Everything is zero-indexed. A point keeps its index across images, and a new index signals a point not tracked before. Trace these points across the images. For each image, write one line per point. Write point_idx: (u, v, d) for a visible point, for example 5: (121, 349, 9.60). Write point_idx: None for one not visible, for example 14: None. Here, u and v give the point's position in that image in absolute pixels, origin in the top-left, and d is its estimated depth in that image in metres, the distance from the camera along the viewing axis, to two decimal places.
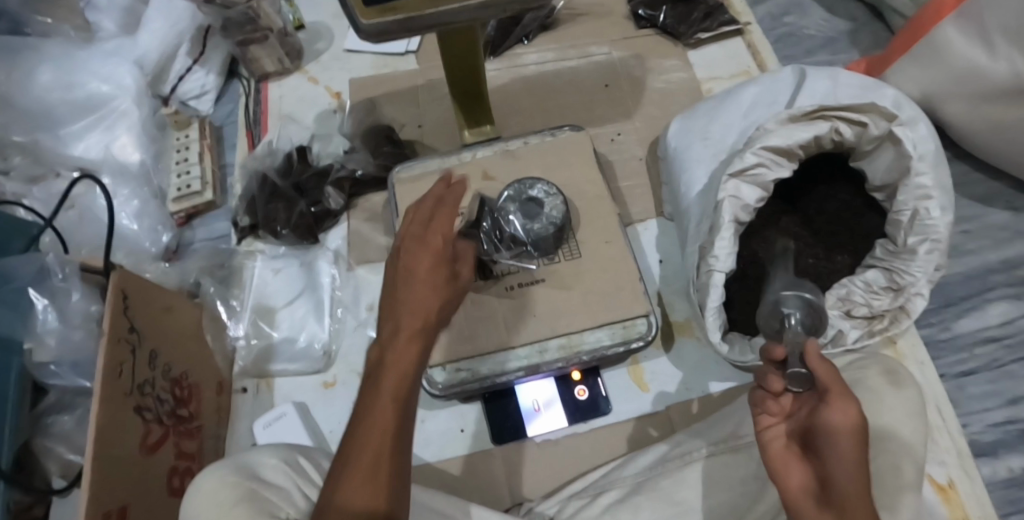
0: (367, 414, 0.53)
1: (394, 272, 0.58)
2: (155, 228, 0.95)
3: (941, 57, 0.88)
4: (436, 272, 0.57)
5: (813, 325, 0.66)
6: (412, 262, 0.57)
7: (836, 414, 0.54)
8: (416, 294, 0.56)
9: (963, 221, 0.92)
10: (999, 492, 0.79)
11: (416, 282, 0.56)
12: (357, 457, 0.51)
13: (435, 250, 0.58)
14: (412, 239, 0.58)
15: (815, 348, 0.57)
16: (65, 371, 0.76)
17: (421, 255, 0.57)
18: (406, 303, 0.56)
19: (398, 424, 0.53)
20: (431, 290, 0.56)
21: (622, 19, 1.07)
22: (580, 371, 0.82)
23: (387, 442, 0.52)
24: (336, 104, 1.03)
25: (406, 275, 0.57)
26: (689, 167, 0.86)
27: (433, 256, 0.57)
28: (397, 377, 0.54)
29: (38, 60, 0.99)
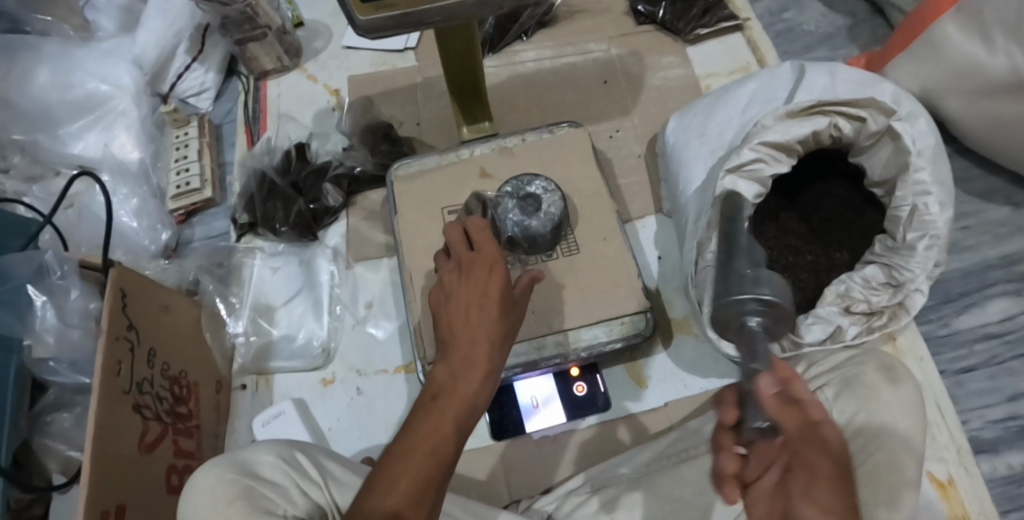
0: (422, 433, 0.55)
1: (451, 293, 0.61)
2: (154, 227, 0.94)
3: (940, 53, 0.87)
4: (499, 298, 0.60)
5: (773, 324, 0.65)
6: (480, 286, 0.60)
7: (805, 457, 0.52)
8: (480, 319, 0.59)
9: (963, 217, 0.91)
10: (999, 489, 0.78)
11: (481, 309, 0.59)
12: (401, 472, 0.53)
13: (497, 274, 0.61)
14: (474, 262, 0.62)
15: (768, 390, 0.55)
16: (65, 369, 0.76)
17: (485, 278, 0.61)
18: (471, 332, 0.58)
19: (452, 444, 0.55)
20: (494, 316, 0.59)
21: (620, 16, 1.06)
22: (579, 367, 0.82)
23: (433, 463, 0.53)
24: (335, 102, 1.03)
25: (472, 301, 0.60)
26: (688, 163, 0.85)
27: (497, 280, 0.61)
28: (459, 404, 0.56)
29: (36, 61, 1.00)
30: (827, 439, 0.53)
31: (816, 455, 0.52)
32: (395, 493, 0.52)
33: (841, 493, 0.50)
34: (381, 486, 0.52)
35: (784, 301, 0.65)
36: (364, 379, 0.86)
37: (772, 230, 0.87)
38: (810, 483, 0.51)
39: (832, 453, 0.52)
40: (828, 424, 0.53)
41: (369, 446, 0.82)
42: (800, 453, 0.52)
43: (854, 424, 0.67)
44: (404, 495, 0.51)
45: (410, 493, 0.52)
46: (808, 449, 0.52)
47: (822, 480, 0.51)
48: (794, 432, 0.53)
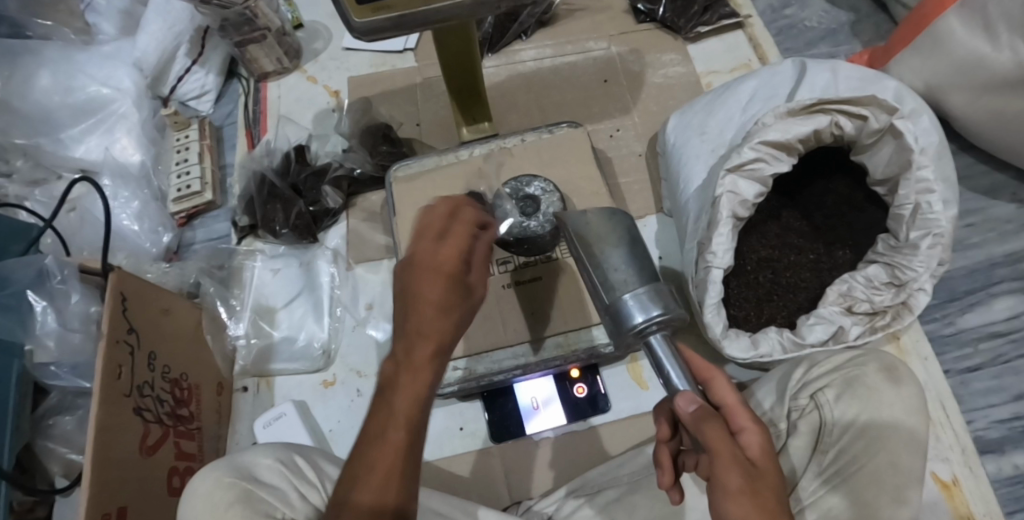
0: (375, 432, 0.52)
1: (396, 284, 0.54)
2: (155, 229, 0.95)
3: (944, 48, 0.86)
4: (449, 290, 0.53)
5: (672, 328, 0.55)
6: (424, 280, 0.53)
7: (727, 477, 0.50)
8: (425, 312, 0.52)
9: (968, 214, 0.90)
10: (1004, 490, 0.77)
11: (426, 304, 0.53)
12: (363, 471, 0.51)
13: (447, 266, 0.54)
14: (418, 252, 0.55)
15: (684, 406, 0.52)
16: (65, 373, 0.77)
17: (428, 267, 0.54)
18: (416, 328, 0.52)
19: (408, 441, 0.52)
20: (438, 313, 0.52)
21: (620, 14, 1.05)
22: (579, 368, 0.81)
23: (394, 454, 0.51)
24: (334, 103, 1.03)
25: (415, 296, 0.53)
26: (688, 162, 0.85)
27: (442, 273, 0.54)
28: (408, 403, 0.51)
29: (38, 65, 1.00)
30: (746, 447, 0.53)
31: (734, 465, 0.50)
32: (362, 487, 0.51)
33: (760, 503, 0.49)
34: (349, 484, 0.51)
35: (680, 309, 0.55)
36: (365, 381, 0.86)
37: (773, 229, 0.86)
38: (726, 495, 0.50)
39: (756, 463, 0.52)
40: (752, 430, 0.53)
41: None
42: (718, 466, 0.51)
43: (855, 425, 0.66)
44: (371, 489, 0.50)
45: (378, 489, 0.50)
46: (728, 462, 0.50)
47: (737, 494, 0.50)
48: (715, 446, 0.51)
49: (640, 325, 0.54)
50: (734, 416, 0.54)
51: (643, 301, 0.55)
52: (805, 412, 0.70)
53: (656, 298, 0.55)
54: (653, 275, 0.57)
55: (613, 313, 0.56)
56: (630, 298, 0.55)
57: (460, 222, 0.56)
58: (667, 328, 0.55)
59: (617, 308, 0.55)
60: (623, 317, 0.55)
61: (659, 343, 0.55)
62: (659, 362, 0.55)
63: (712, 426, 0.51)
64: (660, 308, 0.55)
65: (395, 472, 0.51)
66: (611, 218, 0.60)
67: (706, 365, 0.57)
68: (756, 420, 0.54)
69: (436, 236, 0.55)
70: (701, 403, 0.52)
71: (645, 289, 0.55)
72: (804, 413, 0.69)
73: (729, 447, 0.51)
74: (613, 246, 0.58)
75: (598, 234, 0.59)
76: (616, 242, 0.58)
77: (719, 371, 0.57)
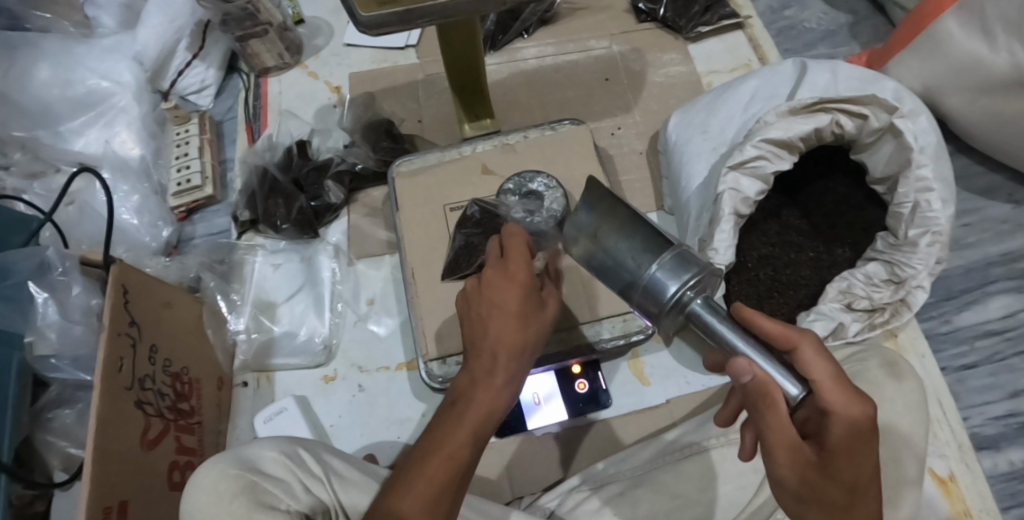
0: (440, 439, 0.56)
1: (474, 298, 0.61)
2: (155, 223, 0.95)
3: (942, 50, 0.87)
4: (523, 304, 0.59)
5: (703, 288, 0.55)
6: (497, 293, 0.59)
7: (782, 456, 0.52)
8: (500, 324, 0.58)
9: (964, 214, 0.92)
10: (1000, 485, 0.78)
11: (504, 316, 0.59)
12: (417, 476, 0.54)
13: (519, 281, 0.60)
14: (496, 273, 0.60)
15: (743, 365, 0.52)
16: (65, 366, 0.75)
17: (503, 282, 0.60)
18: (495, 339, 0.58)
19: (469, 453, 0.56)
20: (511, 326, 0.58)
21: (621, 13, 1.06)
22: (580, 364, 0.81)
23: (452, 464, 0.55)
24: (336, 99, 1.03)
25: (491, 308, 0.59)
26: (689, 160, 0.85)
27: (512, 288, 0.60)
28: (477, 415, 0.56)
29: (35, 57, 1.00)
30: (830, 429, 0.53)
31: (791, 451, 0.52)
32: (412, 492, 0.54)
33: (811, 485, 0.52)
34: (400, 486, 0.54)
35: (705, 265, 0.55)
36: (366, 376, 0.86)
37: (773, 227, 0.86)
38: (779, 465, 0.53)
39: (829, 446, 0.53)
40: (839, 414, 0.52)
41: (372, 443, 0.82)
42: (770, 444, 0.52)
43: None
44: (423, 495, 0.53)
45: (426, 494, 0.53)
46: (782, 447, 0.52)
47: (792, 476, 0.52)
48: (771, 430, 0.52)
49: (675, 295, 0.54)
50: (823, 392, 0.53)
51: (670, 271, 0.54)
52: None
53: (680, 263, 0.55)
54: (663, 241, 0.56)
55: (643, 293, 0.55)
56: (656, 270, 0.55)
57: (520, 242, 0.62)
58: (702, 291, 0.55)
59: (648, 284, 0.55)
60: (657, 291, 0.55)
61: (703, 308, 0.54)
62: (715, 330, 0.54)
63: (772, 409, 0.51)
64: (688, 271, 0.54)
65: (443, 481, 0.54)
66: (610, 202, 0.58)
67: (791, 331, 0.55)
68: (850, 399, 0.53)
69: (509, 256, 0.61)
70: (758, 373, 0.52)
71: (668, 255, 0.55)
72: None
73: (784, 432, 0.52)
74: (618, 237, 0.57)
75: (603, 224, 0.57)
76: (619, 228, 0.57)
77: (806, 338, 0.55)
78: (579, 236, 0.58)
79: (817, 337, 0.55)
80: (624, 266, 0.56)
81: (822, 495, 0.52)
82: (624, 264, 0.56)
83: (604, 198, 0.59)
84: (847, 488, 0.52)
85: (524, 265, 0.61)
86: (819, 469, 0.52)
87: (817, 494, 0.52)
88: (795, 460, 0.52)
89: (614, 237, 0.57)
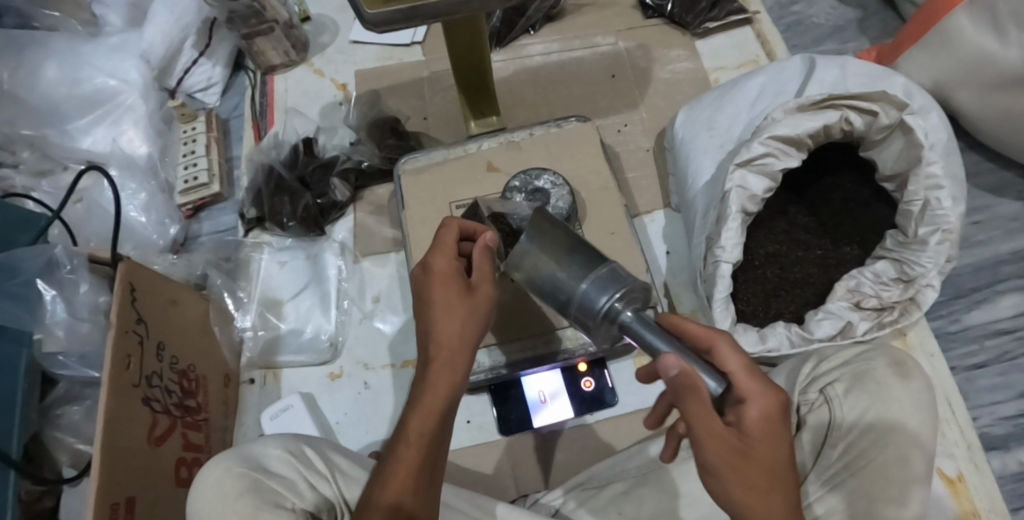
0: (397, 437, 0.56)
1: (419, 296, 0.61)
2: (162, 221, 0.95)
3: (953, 46, 0.86)
4: (449, 296, 0.59)
5: (634, 300, 0.56)
6: (425, 292, 0.60)
7: (710, 450, 0.50)
8: (440, 320, 0.58)
9: (975, 212, 0.91)
10: (1009, 486, 0.78)
11: (433, 311, 0.59)
12: (391, 465, 0.55)
13: (441, 276, 0.60)
14: (426, 272, 0.60)
15: (673, 360, 0.51)
16: (73, 363, 0.77)
17: (440, 277, 0.60)
18: (427, 335, 0.58)
19: (423, 445, 0.55)
20: (443, 319, 0.58)
21: (628, 9, 1.06)
22: (586, 362, 0.81)
23: (414, 456, 0.55)
24: (342, 96, 1.03)
25: (423, 308, 0.60)
26: (696, 157, 0.85)
27: (450, 280, 0.60)
28: (422, 412, 0.56)
29: (44, 56, 1.01)
30: (747, 418, 0.51)
31: (719, 439, 0.50)
32: (395, 484, 0.54)
33: (740, 473, 0.50)
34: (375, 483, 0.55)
35: (636, 281, 0.57)
36: (372, 373, 0.86)
37: (781, 224, 0.86)
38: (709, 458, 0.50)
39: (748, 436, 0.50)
40: (756, 402, 0.51)
41: (375, 441, 0.82)
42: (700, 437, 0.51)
43: (864, 420, 0.64)
44: (393, 487, 0.54)
45: (398, 487, 0.54)
46: (710, 435, 0.50)
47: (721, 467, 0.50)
48: (698, 420, 0.50)
49: (605, 306, 0.55)
50: (738, 382, 0.52)
51: (600, 286, 0.56)
52: (815, 406, 0.68)
53: (609, 279, 0.56)
54: (598, 259, 0.58)
55: (578, 308, 0.57)
56: (587, 287, 0.57)
57: (447, 234, 0.62)
58: (632, 303, 0.56)
59: (581, 299, 0.57)
60: (588, 304, 0.56)
61: (632, 321, 0.55)
62: (643, 338, 0.54)
63: (699, 399, 0.50)
64: (617, 286, 0.56)
65: (417, 467, 0.55)
66: (549, 228, 0.61)
67: (709, 331, 0.55)
68: (765, 388, 0.51)
69: (435, 249, 0.61)
70: (684, 367, 0.51)
71: (599, 272, 0.57)
72: (815, 407, 0.68)
73: (711, 420, 0.50)
74: (555, 258, 0.59)
75: (539, 254, 0.59)
76: (557, 253, 0.59)
77: (723, 337, 0.54)
78: (520, 264, 0.60)
79: (733, 337, 0.55)
80: (558, 287, 0.58)
81: (750, 483, 0.50)
82: (555, 287, 0.58)
83: (544, 226, 0.61)
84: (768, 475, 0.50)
85: (447, 255, 0.60)
86: (745, 460, 0.50)
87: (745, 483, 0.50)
88: (721, 448, 0.50)
89: (551, 261, 0.59)
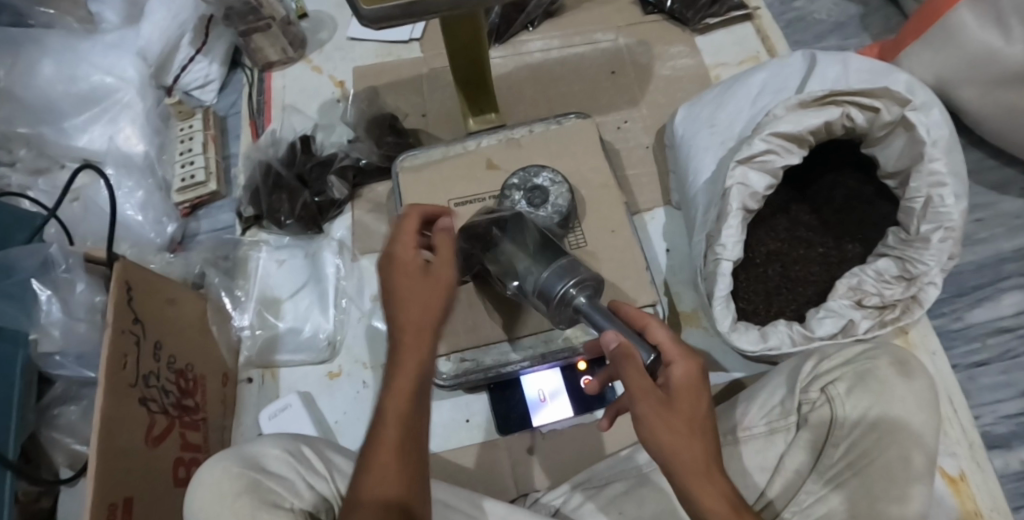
0: (374, 430, 0.55)
1: (386, 285, 0.59)
2: (159, 220, 0.95)
3: (955, 42, 0.86)
4: (417, 285, 0.58)
5: (588, 286, 0.62)
6: (392, 281, 0.58)
7: (643, 409, 0.52)
8: (408, 305, 0.57)
9: (977, 209, 0.90)
10: (1011, 485, 0.77)
11: (400, 299, 0.57)
12: (374, 461, 0.53)
13: (408, 265, 0.59)
14: (390, 264, 0.59)
15: (613, 336, 0.56)
16: (70, 362, 0.76)
17: (407, 263, 0.59)
18: (395, 323, 0.57)
19: (401, 433, 0.54)
20: (411, 307, 0.57)
21: (628, 5, 1.05)
22: (586, 361, 0.80)
23: (398, 448, 0.54)
24: (340, 93, 1.03)
25: (391, 297, 0.58)
26: (696, 154, 0.84)
27: (412, 268, 0.59)
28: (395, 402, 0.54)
29: (39, 54, 1.00)
30: (671, 378, 0.54)
31: (648, 396, 0.52)
32: (386, 479, 0.53)
33: (670, 428, 0.52)
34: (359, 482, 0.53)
35: (586, 270, 0.63)
36: (371, 372, 0.85)
37: (782, 222, 0.85)
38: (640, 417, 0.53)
39: (674, 395, 0.53)
40: (678, 364, 0.54)
41: None
42: (633, 397, 0.53)
43: (867, 419, 0.64)
44: (387, 483, 0.52)
45: (385, 482, 0.52)
46: (642, 392, 0.53)
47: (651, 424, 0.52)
48: (630, 380, 0.53)
49: (560, 292, 0.61)
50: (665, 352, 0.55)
51: (556, 275, 0.62)
52: (817, 405, 0.67)
53: (565, 269, 0.63)
54: (556, 254, 0.65)
55: (540, 296, 0.64)
56: (545, 277, 0.63)
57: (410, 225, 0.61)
58: (586, 290, 0.62)
59: (540, 287, 0.63)
60: (545, 291, 0.63)
61: (585, 304, 0.61)
62: (590, 318, 0.60)
63: (631, 362, 0.53)
64: (569, 275, 0.62)
65: (400, 460, 0.53)
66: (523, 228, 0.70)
67: (643, 315, 0.59)
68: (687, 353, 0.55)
69: (397, 242, 0.60)
70: (621, 339, 0.55)
71: (555, 264, 0.63)
72: (816, 406, 0.67)
73: (644, 380, 0.53)
74: (526, 254, 0.66)
75: (515, 252, 0.68)
76: (526, 250, 0.67)
77: (654, 318, 0.58)
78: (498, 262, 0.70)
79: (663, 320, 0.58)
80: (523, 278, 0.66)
81: (675, 431, 0.51)
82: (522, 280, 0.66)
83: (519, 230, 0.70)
84: (692, 428, 0.52)
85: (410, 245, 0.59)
86: (671, 413, 0.52)
87: (672, 437, 0.51)
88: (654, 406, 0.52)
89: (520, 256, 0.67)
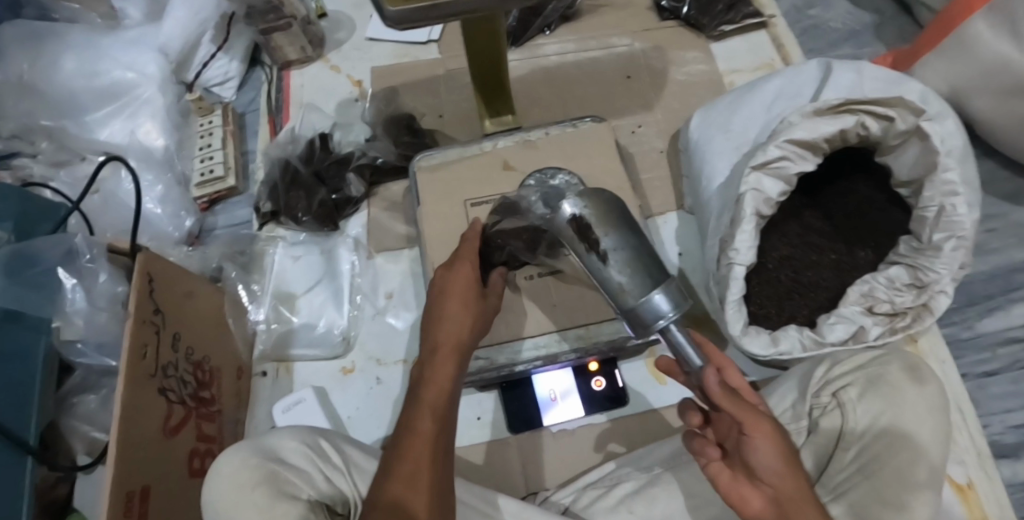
0: (406, 426, 0.58)
1: (430, 302, 0.66)
2: (177, 213, 0.96)
3: (970, 52, 0.86)
4: (467, 292, 0.65)
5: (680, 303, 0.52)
6: (447, 286, 0.65)
7: (762, 443, 0.52)
8: (450, 319, 0.64)
9: (989, 219, 0.91)
10: (1018, 494, 0.78)
11: (449, 302, 0.64)
12: (403, 459, 0.56)
13: (464, 274, 0.66)
14: (448, 271, 0.67)
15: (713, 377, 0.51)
16: (91, 351, 0.77)
17: (456, 279, 0.66)
18: (439, 322, 0.64)
19: (434, 435, 0.58)
20: (459, 316, 0.64)
21: (644, 10, 1.06)
22: (597, 362, 0.82)
23: (428, 451, 0.57)
24: (357, 93, 1.04)
25: (441, 298, 0.65)
26: (711, 158, 0.85)
27: (467, 283, 0.66)
28: (428, 408, 0.59)
29: (62, 48, 1.02)
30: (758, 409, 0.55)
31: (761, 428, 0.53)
32: (415, 486, 0.55)
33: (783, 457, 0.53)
34: (383, 478, 0.56)
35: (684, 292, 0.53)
36: (385, 369, 0.86)
37: (794, 228, 0.86)
38: (755, 445, 0.52)
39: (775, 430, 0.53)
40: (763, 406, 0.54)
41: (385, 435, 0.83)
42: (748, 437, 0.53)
43: (877, 425, 0.64)
44: (411, 486, 0.55)
45: (409, 484, 0.55)
46: (756, 428, 0.52)
47: (772, 457, 0.53)
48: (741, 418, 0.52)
49: (663, 323, 0.52)
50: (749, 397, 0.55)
51: (664, 300, 0.52)
52: (827, 409, 0.68)
53: (671, 293, 0.52)
54: (656, 264, 0.53)
55: (633, 315, 0.52)
56: (652, 297, 0.52)
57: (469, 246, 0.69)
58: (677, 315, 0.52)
59: (640, 310, 0.52)
60: (648, 315, 0.52)
61: (672, 328, 0.53)
62: (678, 344, 0.53)
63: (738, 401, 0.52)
64: (677, 304, 0.52)
65: (429, 462, 0.56)
66: (601, 194, 0.56)
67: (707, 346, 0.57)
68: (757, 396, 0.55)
69: (457, 257, 0.68)
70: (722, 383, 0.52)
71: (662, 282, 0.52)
72: (827, 410, 0.68)
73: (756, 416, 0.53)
74: (615, 243, 0.54)
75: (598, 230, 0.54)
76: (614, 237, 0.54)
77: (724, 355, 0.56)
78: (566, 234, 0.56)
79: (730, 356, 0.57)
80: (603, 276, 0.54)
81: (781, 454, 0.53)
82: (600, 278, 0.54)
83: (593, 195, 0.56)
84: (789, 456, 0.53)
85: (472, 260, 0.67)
86: (779, 440, 0.53)
87: (785, 465, 0.53)
88: (770, 435, 0.52)
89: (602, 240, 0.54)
